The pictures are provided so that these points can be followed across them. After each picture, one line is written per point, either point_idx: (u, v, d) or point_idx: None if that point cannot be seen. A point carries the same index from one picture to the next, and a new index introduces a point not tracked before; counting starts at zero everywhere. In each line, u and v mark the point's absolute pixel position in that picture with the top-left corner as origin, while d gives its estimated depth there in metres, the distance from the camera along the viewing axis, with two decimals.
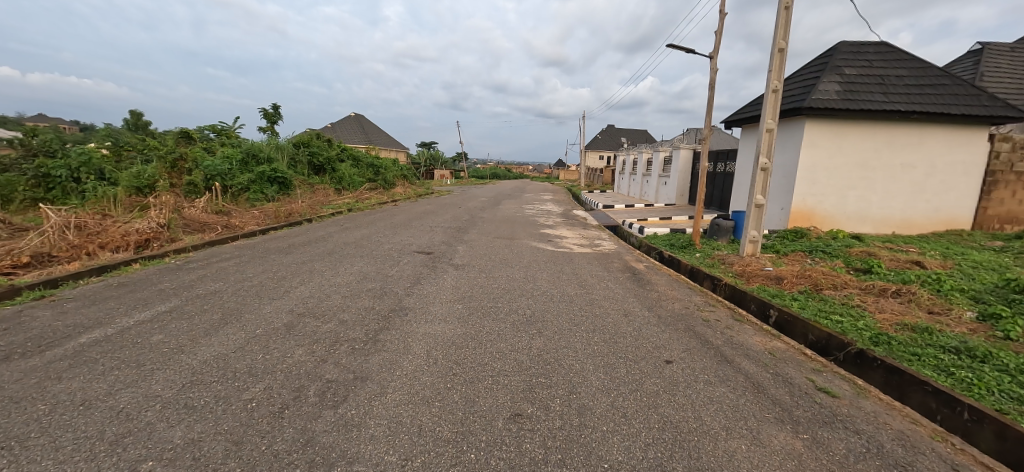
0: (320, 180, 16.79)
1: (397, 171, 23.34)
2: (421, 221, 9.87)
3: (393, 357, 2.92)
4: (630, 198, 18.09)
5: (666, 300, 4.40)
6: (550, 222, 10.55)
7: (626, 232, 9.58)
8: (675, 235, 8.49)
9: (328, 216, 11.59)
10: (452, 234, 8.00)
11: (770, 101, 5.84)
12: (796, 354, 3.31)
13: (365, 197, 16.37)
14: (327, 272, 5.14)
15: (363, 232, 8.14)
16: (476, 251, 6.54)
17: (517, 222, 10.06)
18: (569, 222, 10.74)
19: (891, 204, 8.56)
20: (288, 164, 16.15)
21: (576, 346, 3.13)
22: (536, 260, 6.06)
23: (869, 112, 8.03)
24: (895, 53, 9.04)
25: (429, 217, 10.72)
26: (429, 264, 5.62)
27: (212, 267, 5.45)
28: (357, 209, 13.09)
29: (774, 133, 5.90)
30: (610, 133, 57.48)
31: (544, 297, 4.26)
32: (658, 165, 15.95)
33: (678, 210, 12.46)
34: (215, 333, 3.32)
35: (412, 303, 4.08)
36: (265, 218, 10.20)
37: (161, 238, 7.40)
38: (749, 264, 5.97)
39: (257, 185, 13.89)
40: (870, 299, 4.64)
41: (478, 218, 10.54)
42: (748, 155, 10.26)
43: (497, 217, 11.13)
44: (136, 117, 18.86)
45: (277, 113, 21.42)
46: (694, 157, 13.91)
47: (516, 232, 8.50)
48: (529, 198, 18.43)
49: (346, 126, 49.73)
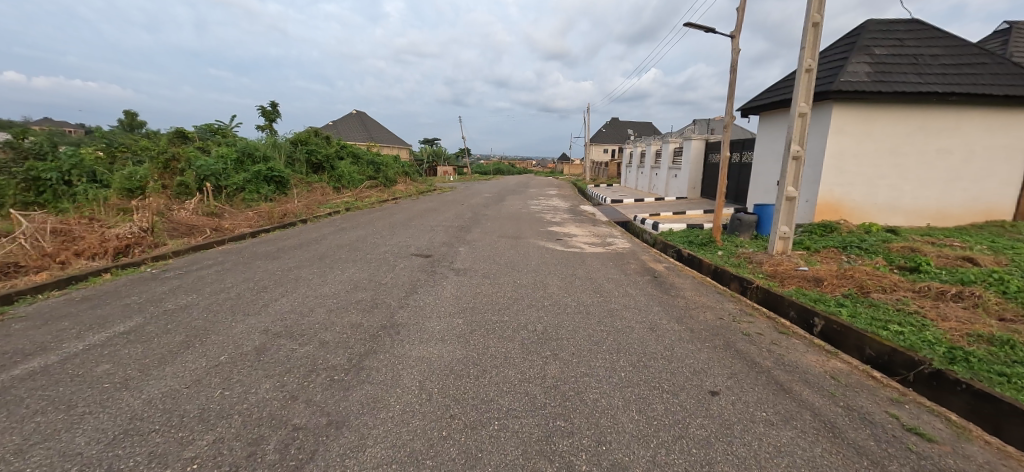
0: (319, 178, 16.30)
1: (399, 168, 22.82)
2: (421, 220, 9.35)
3: (378, 392, 2.41)
4: (638, 191, 17.46)
5: (697, 309, 3.84)
6: (558, 218, 9.98)
7: (640, 228, 9.01)
8: (692, 231, 7.90)
9: (325, 216, 11.10)
10: (454, 234, 7.46)
11: (803, 82, 5.23)
12: (864, 377, 2.75)
13: (364, 195, 15.87)
14: (314, 281, 4.63)
15: (358, 233, 7.62)
16: (479, 253, 5.99)
17: (523, 220, 9.53)
18: (577, 218, 10.16)
19: (926, 194, 7.90)
20: (286, 163, 15.66)
21: (600, 374, 2.59)
22: (545, 262, 5.52)
23: (903, 94, 7.37)
24: (928, 30, 8.32)
25: (430, 215, 10.18)
26: (427, 270, 5.09)
27: (189, 276, 4.96)
28: (356, 208, 12.59)
29: (806, 118, 5.30)
30: (614, 126, 56.65)
31: (558, 308, 3.72)
32: (668, 157, 15.31)
33: (691, 204, 11.86)
34: (172, 361, 2.82)
35: (406, 318, 3.55)
36: (259, 219, 9.72)
37: (143, 243, 6.93)
38: (781, 264, 5.39)
39: (253, 186, 13.43)
40: (928, 304, 4.04)
41: (482, 216, 10.00)
42: (768, 143, 9.62)
43: (502, 214, 10.57)
44: (130, 118, 18.44)
45: (274, 110, 20.93)
46: (707, 147, 13.24)
47: (522, 231, 7.99)
48: (534, 194, 17.85)
49: (347, 123, 49.23)
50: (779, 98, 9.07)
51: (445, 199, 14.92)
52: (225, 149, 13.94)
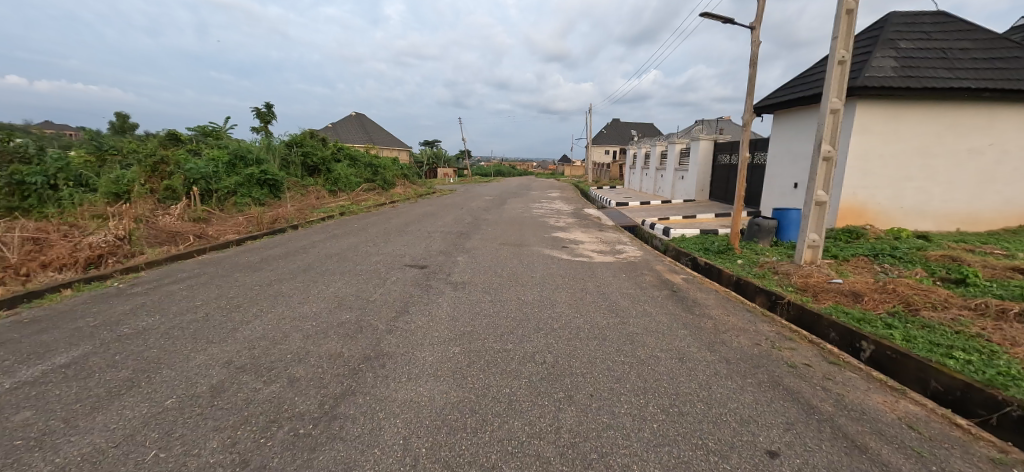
0: (314, 181, 15.83)
1: (397, 171, 22.33)
2: (418, 225, 8.86)
3: (351, 455, 1.92)
4: (643, 194, 16.96)
5: (728, 333, 3.34)
6: (562, 223, 9.50)
7: (649, 234, 8.52)
8: (707, 237, 7.41)
9: (318, 221, 10.61)
10: (452, 241, 6.96)
11: (835, 75, 4.76)
12: (948, 426, 2.25)
13: (361, 198, 15.39)
14: (293, 298, 4.13)
15: (350, 241, 7.13)
16: (479, 264, 5.50)
17: (525, 225, 9.02)
18: (582, 223, 9.67)
19: (955, 196, 7.41)
20: (280, 166, 15.18)
21: (627, 426, 2.10)
22: (551, 274, 5.03)
23: (933, 90, 6.89)
24: (954, 23, 7.85)
25: (428, 220, 9.70)
26: (421, 284, 4.60)
27: (158, 292, 4.48)
28: (351, 213, 12.10)
29: (839, 114, 4.82)
30: (615, 127, 56.15)
31: (569, 333, 3.23)
32: (674, 158, 14.81)
33: (700, 207, 11.36)
34: (106, 407, 2.33)
35: (393, 345, 3.06)
36: (248, 225, 9.24)
37: (118, 253, 6.45)
38: (811, 275, 4.89)
39: (244, 190, 12.97)
40: (991, 325, 3.55)
41: (481, 221, 9.51)
42: (783, 144, 9.14)
43: (503, 218, 10.08)
44: (122, 120, 18.01)
45: (270, 112, 20.50)
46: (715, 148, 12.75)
47: (524, 237, 7.50)
48: (536, 196, 17.37)
49: (347, 125, 48.77)
50: (795, 96, 8.59)
51: (444, 202, 14.43)
52: (217, 151, 13.49)
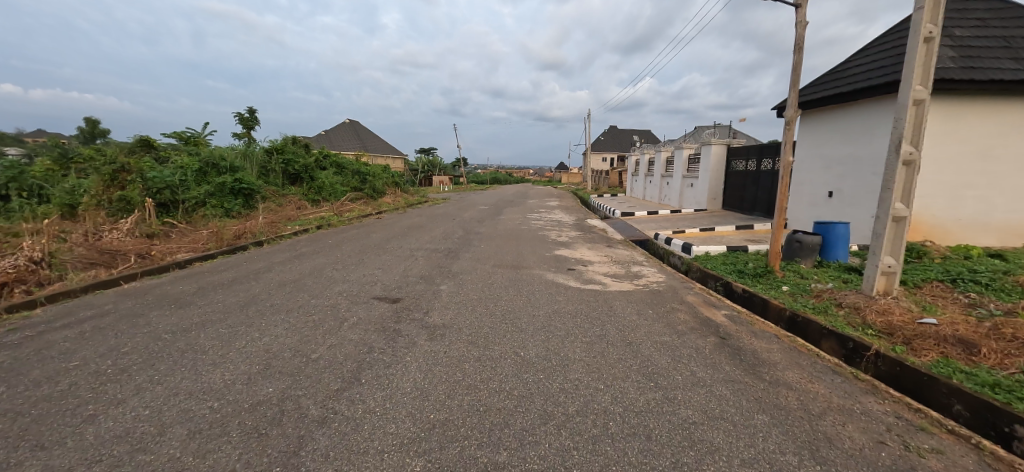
0: (295, 190, 14.68)
1: (388, 179, 21.17)
2: (400, 241, 7.72)
3: None
4: (647, 202, 15.92)
5: (829, 420, 2.25)
6: (564, 237, 8.40)
7: (665, 250, 7.43)
8: (735, 255, 6.33)
9: (291, 235, 9.46)
10: (436, 263, 5.84)
11: (919, 55, 3.74)
12: None
13: (345, 209, 14.24)
14: (208, 356, 3.01)
15: (315, 263, 5.99)
16: (465, 296, 4.38)
17: (523, 240, 7.89)
18: (587, 236, 8.58)
19: (1021, 207, 6.38)
20: (257, 174, 14.04)
21: None
22: (559, 310, 3.92)
23: (999, 83, 5.91)
24: (1011, 8, 6.89)
25: (413, 234, 8.57)
26: (387, 329, 3.49)
27: (34, 344, 3.34)
28: (331, 225, 10.96)
29: (924, 107, 3.79)
30: (614, 134, 55.29)
31: (594, 428, 2.12)
32: (682, 165, 13.79)
33: (715, 218, 10.32)
34: None
35: (321, 455, 1.94)
36: (206, 242, 8.08)
37: (30, 280, 5.29)
38: (891, 313, 3.83)
39: (215, 200, 11.83)
40: None
41: (473, 235, 8.39)
42: (812, 147, 8.12)
43: (498, 232, 8.96)
44: (92, 126, 16.84)
45: (253, 117, 19.40)
46: (729, 153, 11.74)
47: (524, 256, 6.38)
48: (534, 206, 16.25)
49: (340, 132, 47.66)
50: (827, 93, 7.60)
51: (434, 213, 13.30)
52: (186, 159, 12.35)
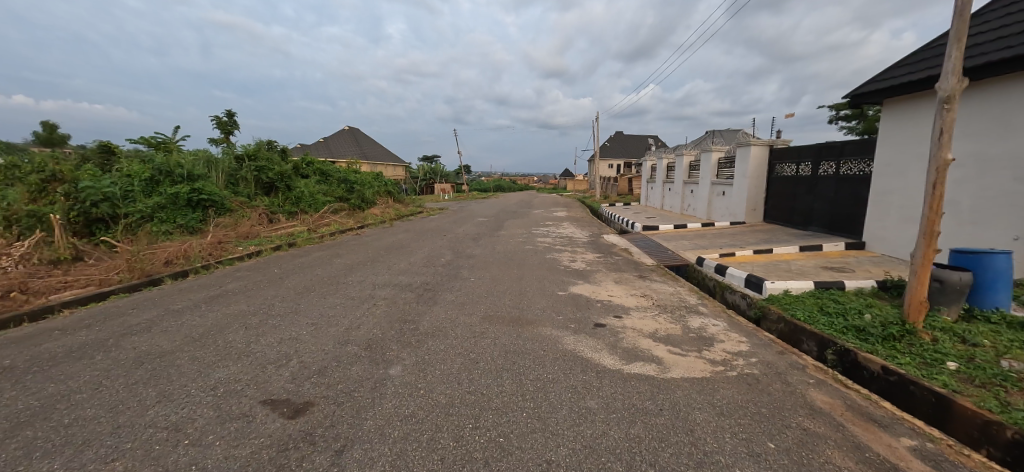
0: (267, 201, 12.88)
1: (380, 187, 19.39)
2: (364, 271, 5.84)
3: None
4: (668, 213, 14.00)
5: None
6: (580, 263, 6.51)
7: (717, 283, 5.52)
8: (830, 296, 4.42)
9: (239, 258, 7.60)
10: (397, 315, 3.96)
11: None
12: None
13: (323, 223, 12.44)
14: None
15: (224, 313, 4.12)
16: (424, 397, 2.49)
17: (527, 268, 6.01)
18: (609, 261, 6.68)
19: None
20: (223, 184, 12.30)
21: None
22: (594, 445, 2.03)
23: None
24: None
25: (386, 259, 6.69)
26: None
27: None
28: (296, 243, 9.11)
29: None
30: (620, 140, 53.49)
31: None
32: (711, 170, 11.90)
33: (763, 235, 8.40)
34: None
35: None
36: (117, 270, 6.24)
37: None
38: None
39: (167, 214, 10.12)
40: None
41: (462, 261, 6.51)
42: (903, 147, 6.23)
43: (494, 255, 7.08)
44: (49, 131, 15.25)
45: (231, 120, 17.73)
46: (771, 155, 9.83)
47: (528, 297, 4.51)
48: (540, 218, 14.38)
49: (339, 139, 46.18)
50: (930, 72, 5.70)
51: (424, 228, 11.47)
52: (135, 166, 10.63)
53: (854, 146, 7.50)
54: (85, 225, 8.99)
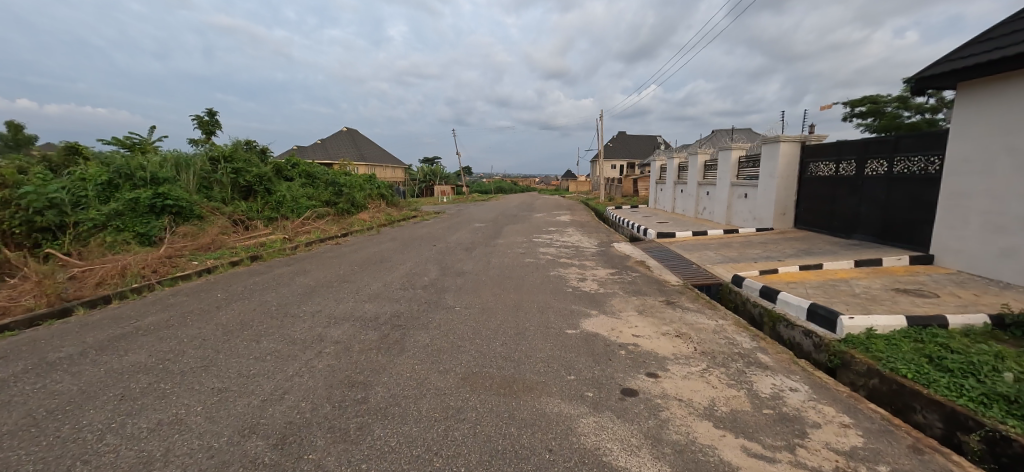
0: (245, 206, 11.78)
1: (372, 190, 18.32)
2: (324, 297, 4.72)
3: None
4: (681, 217, 12.86)
5: None
6: (590, 282, 5.39)
7: (767, 312, 4.37)
8: (935, 338, 3.28)
9: (190, 274, 6.48)
10: (344, 373, 2.85)
11: None
12: None
13: (304, 231, 11.34)
14: None
15: (111, 368, 3.01)
16: None
17: (526, 290, 4.87)
18: (626, 279, 5.55)
19: None
20: (194, 188, 11.22)
21: None
22: None
23: None
24: None
25: (357, 279, 5.58)
26: None
27: None
28: (265, 254, 8.01)
29: None
30: (623, 140, 52.33)
31: None
32: (730, 170, 10.73)
33: (801, 245, 7.25)
34: None
35: None
36: (29, 292, 5.12)
37: None
38: None
39: (125, 220, 8.99)
40: None
41: (448, 281, 5.39)
42: (987, 139, 5.07)
43: (487, 271, 5.96)
44: (14, 131, 14.21)
45: (213, 119, 16.68)
46: (803, 153, 8.69)
47: (526, 340, 3.39)
48: (542, 223, 13.25)
49: (336, 140, 45.16)
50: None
51: (414, 235, 10.38)
52: (93, 169, 9.56)
53: (911, 139, 6.33)
54: (28, 235, 7.88)
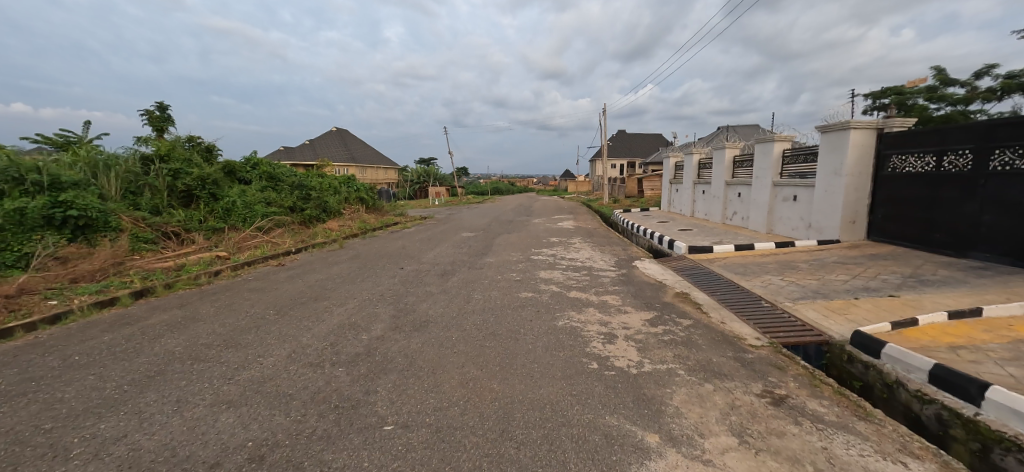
0: (181, 214, 9.69)
1: (350, 192, 16.30)
2: (165, 393, 2.67)
3: None
4: (707, 223, 10.88)
5: None
6: (623, 343, 3.37)
7: (968, 425, 2.33)
8: None
9: (27, 320, 4.41)
10: None
11: None
12: None
13: (250, 245, 9.26)
14: None
15: None
16: None
17: (520, 372, 2.82)
18: (678, 336, 3.53)
19: None
20: (117, 195, 9.19)
21: None
22: None
23: None
24: None
25: (252, 340, 3.52)
26: None
27: None
28: (170, 280, 5.93)
29: None
30: (624, 138, 50.37)
31: None
32: (773, 167, 8.70)
33: (903, 268, 5.25)
34: None
35: None
36: None
37: None
38: None
39: (6, 237, 6.62)
40: None
41: (396, 345, 3.35)
42: None
43: (463, 320, 3.92)
44: None
45: (163, 114, 14.58)
46: (880, 143, 6.68)
47: None
48: (542, 231, 11.24)
49: (324, 140, 43.01)
50: None
51: (383, 251, 8.35)
52: None
53: None
54: None
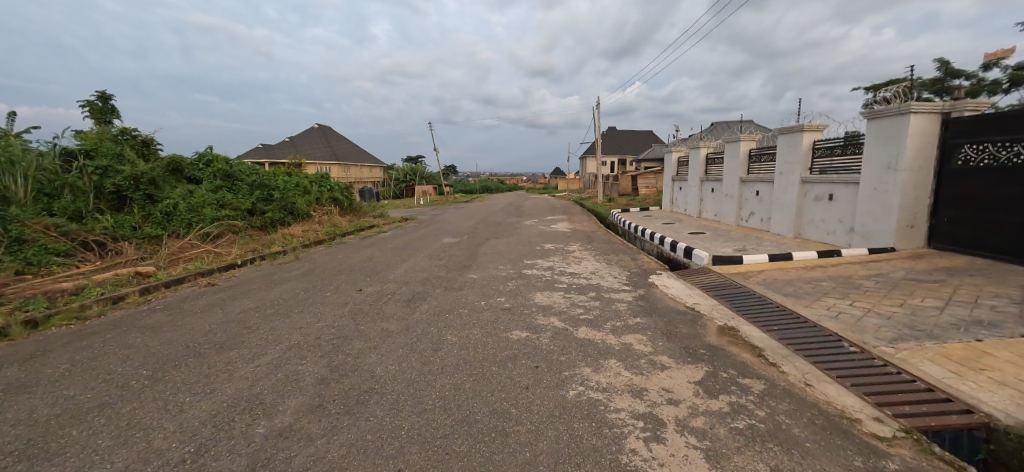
0: (108, 220, 8.09)
1: (323, 192, 14.80)
2: None
3: None
4: (719, 226, 9.70)
5: None
6: (676, 440, 2.07)
7: None
8: None
9: None
10: None
11: None
12: None
13: (189, 257, 7.79)
14: None
15: None
16: None
17: None
18: (758, 421, 2.25)
19: None
20: (25, 198, 7.56)
21: None
22: None
23: None
24: None
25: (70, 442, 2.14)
26: None
27: None
28: (46, 311, 4.48)
29: None
30: (615, 135, 49.29)
31: None
32: (802, 161, 7.49)
33: (1007, 289, 4.05)
34: None
35: None
36: None
37: None
38: None
39: None
40: None
41: (303, 453, 2.00)
42: None
43: (424, 390, 2.58)
44: None
45: (106, 105, 12.95)
46: (946, 131, 5.50)
47: None
48: (536, 235, 9.92)
49: (305, 137, 41.12)
50: None
51: (345, 263, 6.94)
52: None
53: None
54: None
